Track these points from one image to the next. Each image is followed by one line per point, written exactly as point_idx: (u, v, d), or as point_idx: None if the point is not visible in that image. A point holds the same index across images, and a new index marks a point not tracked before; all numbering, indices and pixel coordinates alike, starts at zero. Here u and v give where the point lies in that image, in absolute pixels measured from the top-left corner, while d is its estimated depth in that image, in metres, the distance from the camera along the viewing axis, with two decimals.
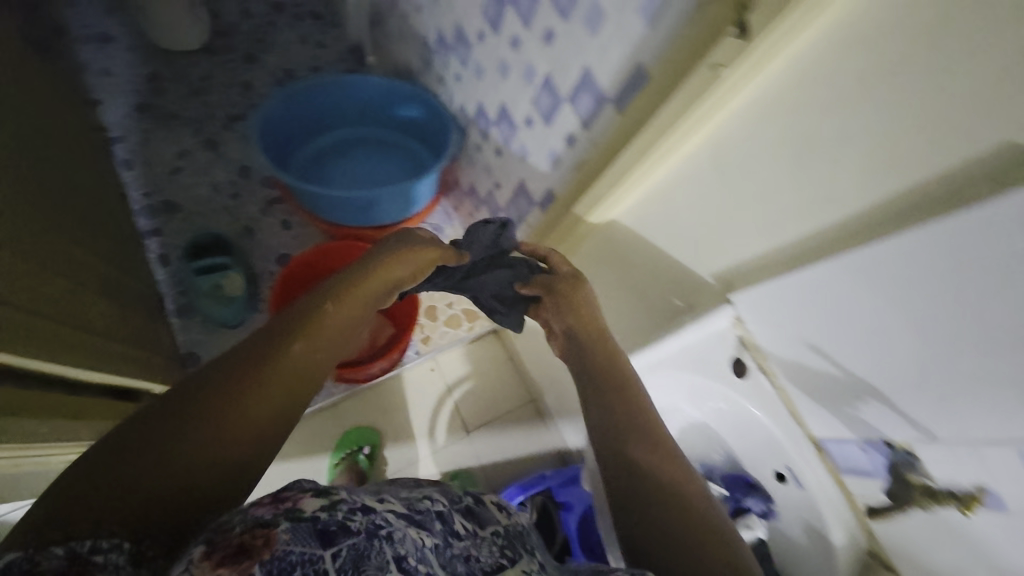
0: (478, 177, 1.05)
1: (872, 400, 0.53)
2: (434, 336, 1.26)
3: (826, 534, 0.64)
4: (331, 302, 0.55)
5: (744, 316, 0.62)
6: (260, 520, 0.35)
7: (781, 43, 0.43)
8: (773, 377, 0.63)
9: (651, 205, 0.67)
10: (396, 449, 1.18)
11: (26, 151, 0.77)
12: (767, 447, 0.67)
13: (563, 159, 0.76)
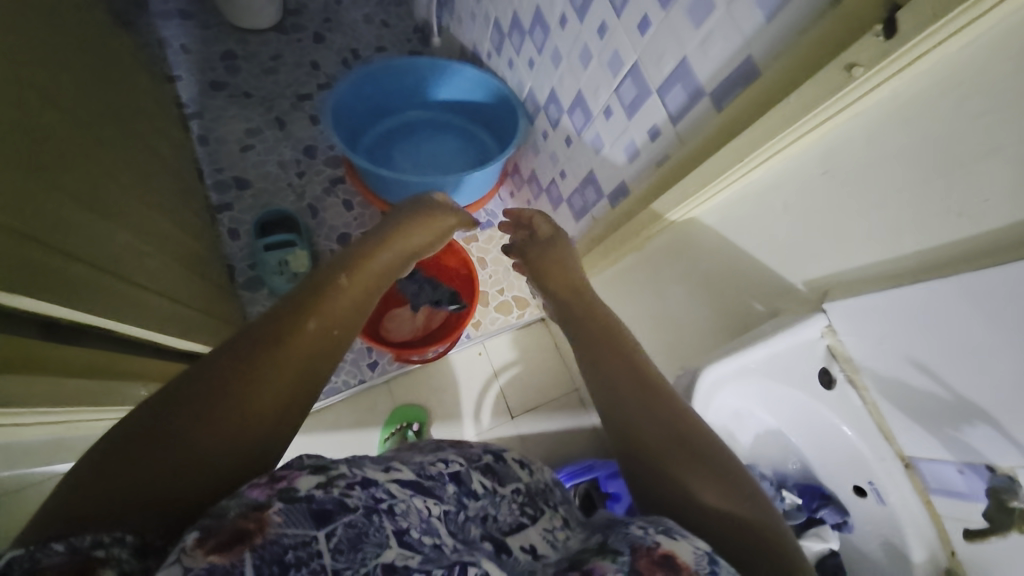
0: (541, 165, 1.03)
1: (982, 423, 0.51)
2: (485, 322, 1.27)
3: (906, 551, 0.63)
4: (345, 273, 0.55)
5: (837, 327, 0.59)
6: (255, 502, 0.31)
7: (939, 44, 0.39)
8: (867, 393, 0.61)
9: (740, 206, 0.64)
10: (443, 429, 1.20)
11: (106, 124, 0.80)
12: (850, 460, 0.66)
13: (642, 153, 0.74)
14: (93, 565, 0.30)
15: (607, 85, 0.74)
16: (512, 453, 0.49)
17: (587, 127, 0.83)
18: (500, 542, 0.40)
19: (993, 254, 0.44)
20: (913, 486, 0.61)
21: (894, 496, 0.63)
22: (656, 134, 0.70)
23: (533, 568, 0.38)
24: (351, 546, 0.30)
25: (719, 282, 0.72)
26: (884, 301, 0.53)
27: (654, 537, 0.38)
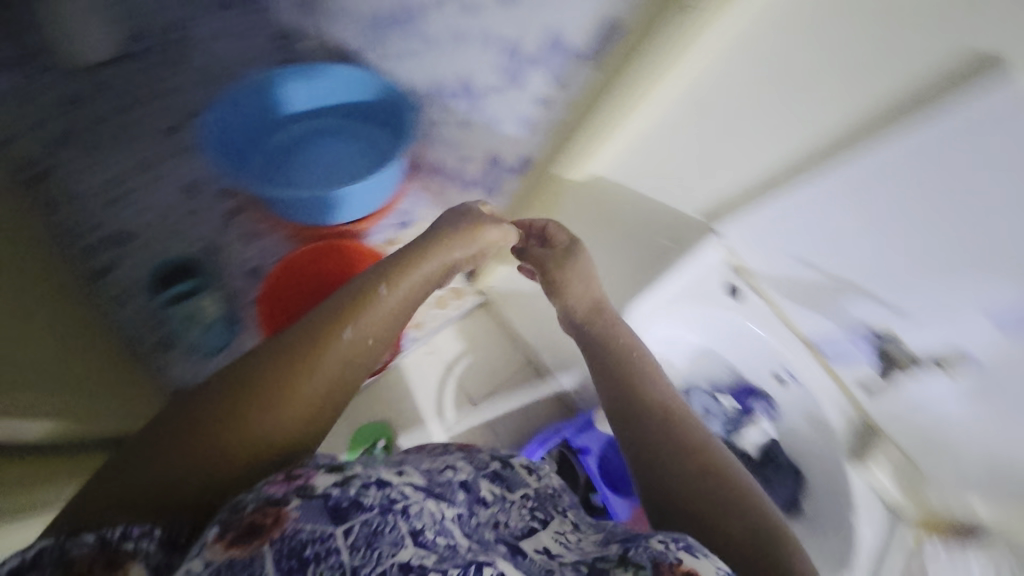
0: (441, 154, 0.86)
1: (850, 298, 0.65)
2: (426, 321, 1.16)
3: (826, 421, 0.79)
4: (385, 283, 0.50)
5: (730, 245, 0.70)
6: (270, 498, 0.34)
7: None
8: (767, 297, 0.74)
9: (632, 153, 0.71)
10: (409, 435, 1.16)
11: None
12: (771, 356, 0.78)
13: (537, 121, 0.74)
14: (120, 558, 0.31)
15: (472, 54, 0.68)
16: (520, 460, 0.50)
17: (473, 108, 0.76)
18: (515, 546, 0.40)
19: (851, 146, 0.51)
20: (821, 365, 0.75)
21: (812, 380, 0.76)
22: (545, 101, 0.70)
23: (549, 568, 0.38)
24: (366, 544, 0.32)
25: (637, 239, 0.76)
26: (770, 210, 0.62)
27: (676, 552, 0.38)
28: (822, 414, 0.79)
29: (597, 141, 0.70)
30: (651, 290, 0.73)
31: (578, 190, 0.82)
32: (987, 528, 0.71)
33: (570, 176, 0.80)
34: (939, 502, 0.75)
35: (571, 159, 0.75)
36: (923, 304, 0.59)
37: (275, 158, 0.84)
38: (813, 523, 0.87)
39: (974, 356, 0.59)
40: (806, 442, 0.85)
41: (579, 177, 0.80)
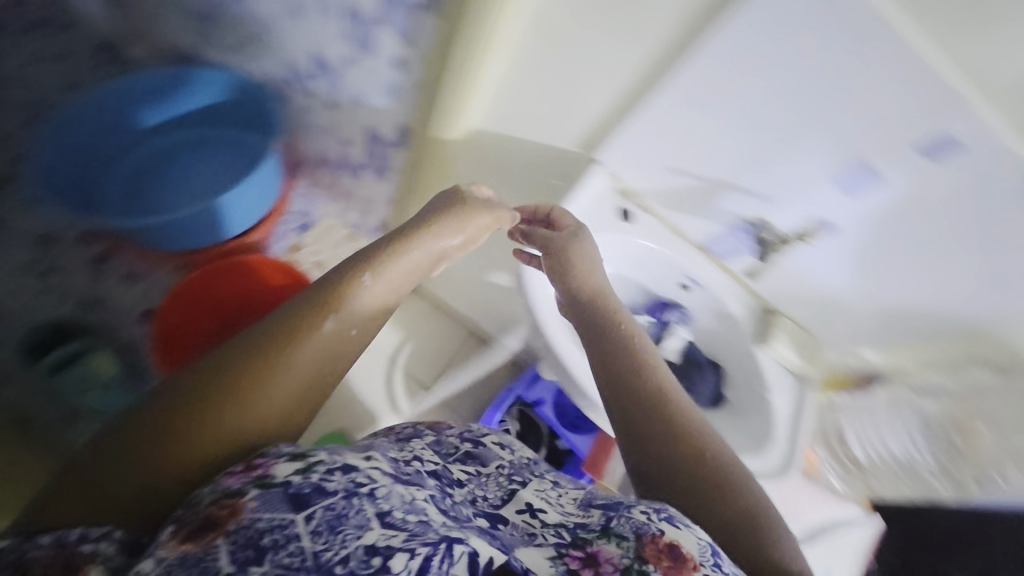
0: (323, 144, 0.88)
1: (726, 191, 0.69)
2: None
3: (729, 311, 0.83)
4: (367, 274, 0.49)
5: (616, 171, 0.71)
6: (228, 490, 0.33)
7: None
8: (652, 210, 0.77)
9: (498, 97, 0.67)
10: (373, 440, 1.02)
11: None
12: (669, 267, 0.82)
13: (402, 87, 0.69)
14: (76, 562, 0.30)
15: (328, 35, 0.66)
16: (492, 438, 0.51)
17: (336, 85, 0.74)
18: (495, 516, 0.40)
19: (691, 42, 0.52)
20: (712, 262, 0.80)
21: (710, 279, 0.80)
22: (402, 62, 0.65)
23: (531, 531, 0.40)
24: (329, 528, 0.31)
25: (522, 175, 0.75)
26: (641, 119, 0.62)
27: (659, 524, 0.38)
28: (725, 308, 0.83)
29: (465, 93, 0.65)
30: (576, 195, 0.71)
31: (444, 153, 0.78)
32: (882, 373, 0.82)
33: (445, 134, 0.73)
34: (838, 361, 0.83)
35: (445, 114, 0.69)
36: (782, 185, 0.65)
37: (137, 185, 0.88)
38: (733, 413, 0.86)
39: (832, 225, 0.67)
40: (710, 339, 0.88)
41: (457, 134, 0.74)
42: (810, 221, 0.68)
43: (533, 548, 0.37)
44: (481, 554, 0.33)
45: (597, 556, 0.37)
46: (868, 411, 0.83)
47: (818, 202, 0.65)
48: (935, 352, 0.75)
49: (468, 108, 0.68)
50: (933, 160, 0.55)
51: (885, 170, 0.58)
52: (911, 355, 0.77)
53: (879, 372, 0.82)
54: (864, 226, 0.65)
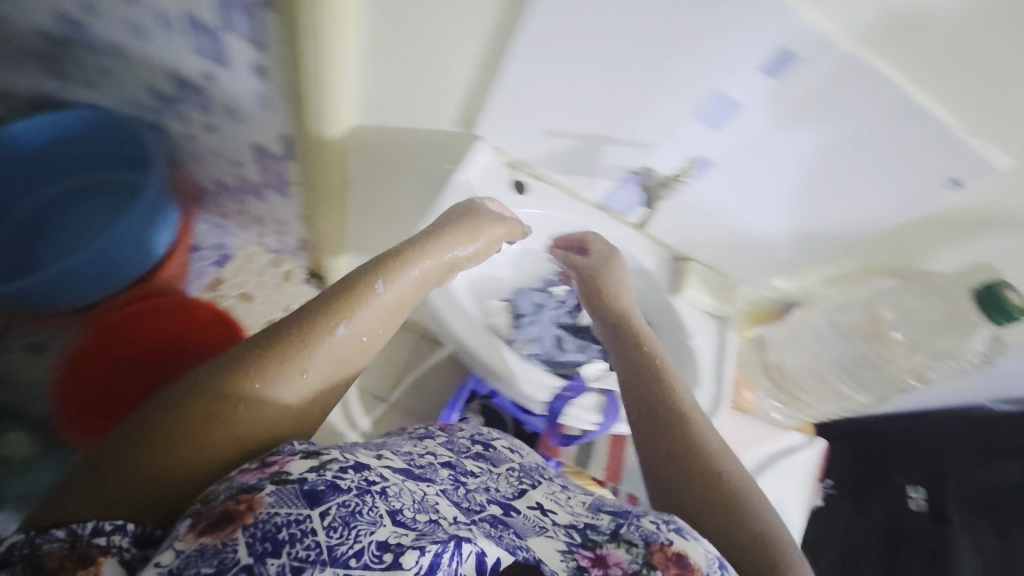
0: (218, 167, 0.91)
1: (606, 145, 0.71)
2: None
3: (642, 266, 0.85)
4: (381, 281, 0.51)
5: (498, 144, 0.74)
6: (244, 486, 0.35)
7: None
8: (546, 178, 0.80)
9: (364, 90, 0.68)
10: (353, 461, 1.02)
11: None
12: (577, 235, 0.83)
13: (270, 96, 0.69)
14: (90, 553, 0.32)
15: (179, 50, 0.66)
16: (502, 442, 0.55)
17: (208, 105, 0.75)
18: (508, 504, 0.44)
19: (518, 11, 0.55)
20: (615, 220, 0.83)
21: (618, 236, 0.83)
22: (264, 71, 0.65)
23: (542, 524, 0.42)
24: (344, 523, 0.33)
25: (421, 161, 0.76)
26: (504, 85, 0.63)
27: (667, 533, 0.40)
28: (639, 264, 0.85)
29: (336, 96, 0.64)
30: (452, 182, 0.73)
31: (336, 157, 0.77)
32: (797, 299, 0.90)
33: (332, 138, 0.72)
34: (756, 294, 0.91)
35: (323, 121, 0.67)
36: (648, 128, 0.68)
37: (25, 236, 0.91)
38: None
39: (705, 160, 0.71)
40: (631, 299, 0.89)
41: (337, 138, 0.73)
42: (688, 160, 0.71)
43: (543, 539, 0.40)
44: (488, 555, 0.35)
45: (606, 560, 0.38)
46: (795, 340, 0.89)
47: (695, 144, 0.69)
48: (834, 270, 0.83)
49: (343, 111, 0.68)
50: (771, 78, 0.59)
51: (742, 99, 0.62)
52: (817, 277, 0.85)
53: (791, 296, 0.90)
54: (732, 158, 0.70)
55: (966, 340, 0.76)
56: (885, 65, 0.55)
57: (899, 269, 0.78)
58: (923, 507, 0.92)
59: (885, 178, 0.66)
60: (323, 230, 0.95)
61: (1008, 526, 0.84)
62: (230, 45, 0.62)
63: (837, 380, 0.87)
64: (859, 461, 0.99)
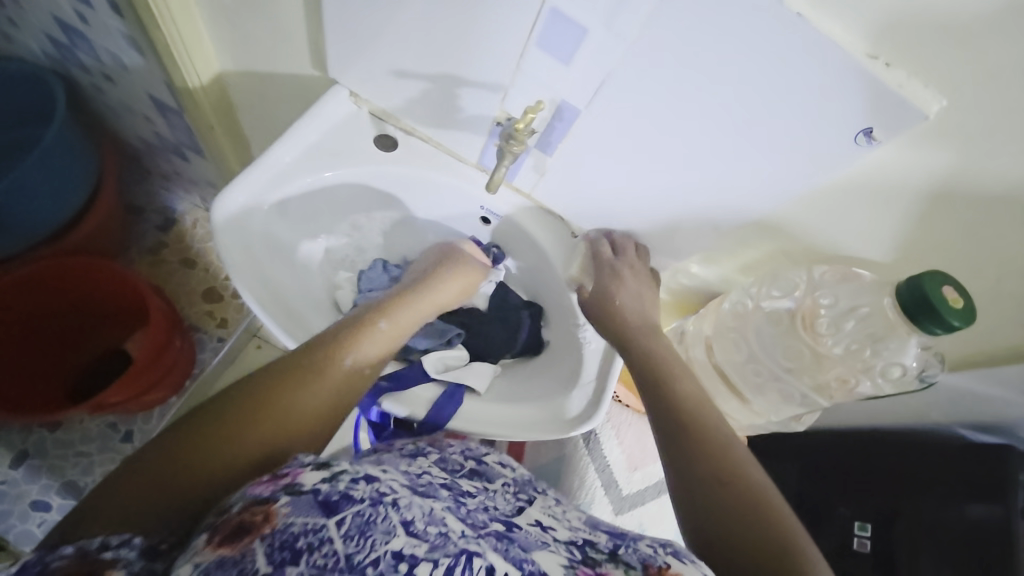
0: (138, 119, 1.04)
1: (460, 88, 0.65)
2: (231, 315, 1.28)
3: (529, 234, 0.79)
4: (383, 321, 0.61)
5: (352, 90, 0.73)
6: (258, 497, 0.39)
7: None
8: (417, 133, 0.76)
9: (215, 28, 0.75)
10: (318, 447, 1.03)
11: None
12: (462, 199, 0.78)
13: (130, 37, 0.77)
14: (99, 567, 0.35)
15: None
16: (493, 458, 0.60)
17: (95, 38, 0.83)
18: (510, 521, 0.45)
19: None
20: (508, 190, 0.77)
21: (504, 204, 0.77)
22: (116, 6, 0.72)
23: (545, 539, 0.44)
24: (360, 532, 0.36)
25: (285, 103, 0.83)
26: (329, 23, 0.65)
27: (665, 558, 0.43)
28: (531, 238, 0.79)
29: (179, 31, 0.73)
30: (312, 111, 0.72)
31: (213, 98, 0.87)
32: (720, 289, 0.80)
33: (197, 84, 0.82)
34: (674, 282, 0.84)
35: (180, 64, 0.78)
36: (499, 69, 0.60)
37: None
38: (552, 355, 0.81)
39: (570, 105, 0.61)
40: (526, 284, 0.85)
41: (203, 83, 0.83)
42: (538, 102, 0.61)
43: (548, 553, 0.42)
44: (495, 570, 0.38)
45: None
46: (707, 336, 0.85)
47: (551, 82, 0.59)
48: (749, 256, 0.72)
49: (195, 46, 0.77)
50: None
51: (585, 21, 0.51)
52: (735, 263, 0.74)
53: (711, 285, 0.81)
54: (600, 106, 0.59)
55: (900, 352, 0.69)
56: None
57: (819, 259, 0.67)
58: (865, 548, 0.83)
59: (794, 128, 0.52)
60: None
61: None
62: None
63: (740, 387, 0.85)
64: (810, 476, 0.92)
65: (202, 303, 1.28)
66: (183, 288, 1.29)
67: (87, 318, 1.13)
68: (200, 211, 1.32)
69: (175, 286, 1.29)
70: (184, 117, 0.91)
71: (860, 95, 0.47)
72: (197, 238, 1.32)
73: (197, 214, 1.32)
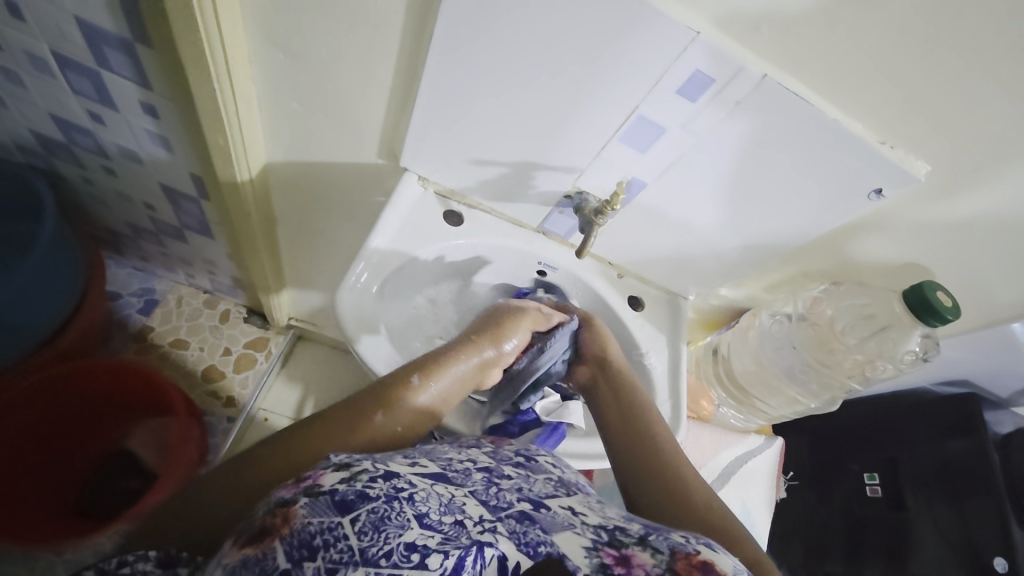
0: (139, 208, 1.03)
1: (537, 171, 0.59)
2: (236, 390, 1.31)
3: (600, 295, 0.72)
4: (418, 376, 0.54)
5: (424, 174, 0.65)
6: (281, 501, 0.38)
7: None
8: (481, 206, 0.69)
9: (274, 128, 0.68)
10: None
11: None
12: (515, 259, 0.71)
13: (161, 136, 0.76)
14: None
15: (65, 91, 0.75)
16: (545, 457, 0.57)
17: (114, 135, 0.81)
18: (538, 502, 0.46)
19: (392, 55, 0.53)
20: (558, 243, 0.71)
21: (559, 261, 0.70)
22: (154, 111, 0.71)
23: (570, 521, 0.44)
24: (373, 528, 0.35)
25: (332, 189, 0.77)
26: (413, 132, 0.58)
27: (695, 545, 0.42)
28: (596, 294, 0.72)
29: (241, 135, 0.66)
30: (392, 198, 0.65)
31: (257, 194, 0.80)
32: (747, 307, 0.75)
33: (246, 178, 0.73)
34: (703, 303, 0.77)
35: (235, 162, 0.69)
36: (580, 149, 0.55)
37: None
38: None
39: (639, 180, 0.57)
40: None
41: (253, 176, 0.74)
42: (620, 181, 0.57)
43: (570, 535, 0.42)
44: (510, 558, 0.37)
45: (631, 558, 0.40)
46: (752, 350, 0.73)
47: (621, 163, 0.55)
48: (773, 277, 0.68)
49: (252, 145, 0.69)
50: (693, 102, 0.46)
51: (664, 121, 0.49)
52: (760, 283, 0.70)
53: (739, 304, 0.75)
54: (668, 183, 0.56)
55: (903, 341, 0.63)
56: (800, 87, 0.44)
57: None
58: (879, 493, 0.86)
59: (826, 190, 0.52)
60: (259, 253, 0.97)
61: (964, 500, 0.76)
62: (111, 85, 0.69)
63: (783, 386, 0.73)
64: (818, 444, 0.95)
65: (203, 385, 1.31)
66: (181, 371, 1.31)
67: (101, 412, 1.11)
68: (184, 286, 1.38)
69: (170, 370, 1.30)
70: (202, 204, 0.91)
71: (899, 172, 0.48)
72: (184, 315, 1.36)
73: (180, 289, 1.38)
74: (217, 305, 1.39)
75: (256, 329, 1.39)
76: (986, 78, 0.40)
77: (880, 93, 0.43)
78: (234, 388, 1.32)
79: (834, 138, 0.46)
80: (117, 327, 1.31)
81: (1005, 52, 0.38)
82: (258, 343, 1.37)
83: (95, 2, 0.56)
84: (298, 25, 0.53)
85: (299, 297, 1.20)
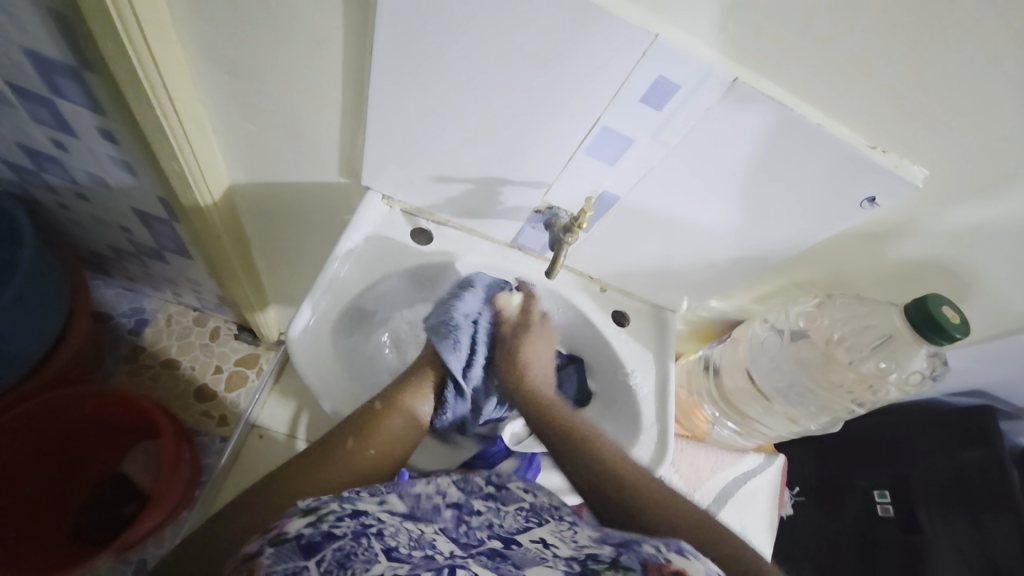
0: (117, 230, 1.01)
1: (502, 187, 0.55)
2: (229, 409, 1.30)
3: (580, 310, 0.68)
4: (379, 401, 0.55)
5: (388, 193, 0.62)
6: (249, 554, 0.36)
7: None
8: (451, 223, 0.65)
9: (232, 148, 0.65)
10: None
11: None
12: (491, 276, 0.67)
13: (124, 161, 0.73)
14: None
15: (24, 120, 0.72)
16: (517, 482, 0.52)
17: (79, 161, 0.79)
18: (509, 538, 0.43)
19: (339, 70, 0.49)
20: (534, 258, 0.66)
21: (537, 277, 0.66)
22: (112, 136, 0.68)
23: (542, 555, 0.39)
24: (338, 565, 0.33)
25: (300, 208, 0.74)
26: (370, 150, 0.55)
27: (666, 553, 0.37)
28: (577, 309, 0.68)
29: (197, 160, 0.63)
30: (354, 218, 0.61)
31: (224, 215, 0.77)
32: (740, 318, 0.70)
33: (209, 201, 0.70)
34: (693, 315, 0.72)
35: (194, 186, 0.66)
36: (545, 163, 0.51)
37: None
38: (598, 413, 0.69)
39: (609, 194, 0.53)
40: (569, 335, 0.71)
41: (216, 200, 0.72)
42: (588, 197, 0.53)
43: (544, 568, 0.37)
44: None
45: None
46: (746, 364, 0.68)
47: (589, 177, 0.51)
48: (763, 288, 0.63)
49: (210, 167, 0.66)
50: (659, 111, 0.42)
51: (631, 131, 0.45)
52: (750, 295, 0.65)
53: (731, 315, 0.70)
54: (643, 196, 0.52)
55: (908, 356, 0.58)
56: (776, 91, 0.39)
57: None
58: (890, 513, 0.81)
59: (813, 201, 0.47)
60: (236, 274, 0.95)
61: None
62: (67, 112, 0.66)
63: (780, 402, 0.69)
64: (823, 459, 0.91)
65: (196, 406, 1.29)
66: (173, 391, 1.29)
67: (88, 440, 1.08)
68: (173, 304, 1.37)
69: (162, 390, 1.29)
70: (175, 226, 0.89)
71: (896, 177, 0.43)
72: (174, 334, 1.34)
73: (169, 307, 1.37)
74: (206, 323, 1.37)
75: (246, 345, 1.37)
76: (992, 72, 0.35)
77: (868, 94, 0.38)
78: (227, 407, 1.30)
79: (819, 146, 0.42)
80: (109, 349, 1.30)
81: (1007, 46, 0.33)
82: (248, 360, 1.35)
83: (33, 29, 0.53)
84: (240, 44, 0.49)
85: (286, 313, 1.18)
